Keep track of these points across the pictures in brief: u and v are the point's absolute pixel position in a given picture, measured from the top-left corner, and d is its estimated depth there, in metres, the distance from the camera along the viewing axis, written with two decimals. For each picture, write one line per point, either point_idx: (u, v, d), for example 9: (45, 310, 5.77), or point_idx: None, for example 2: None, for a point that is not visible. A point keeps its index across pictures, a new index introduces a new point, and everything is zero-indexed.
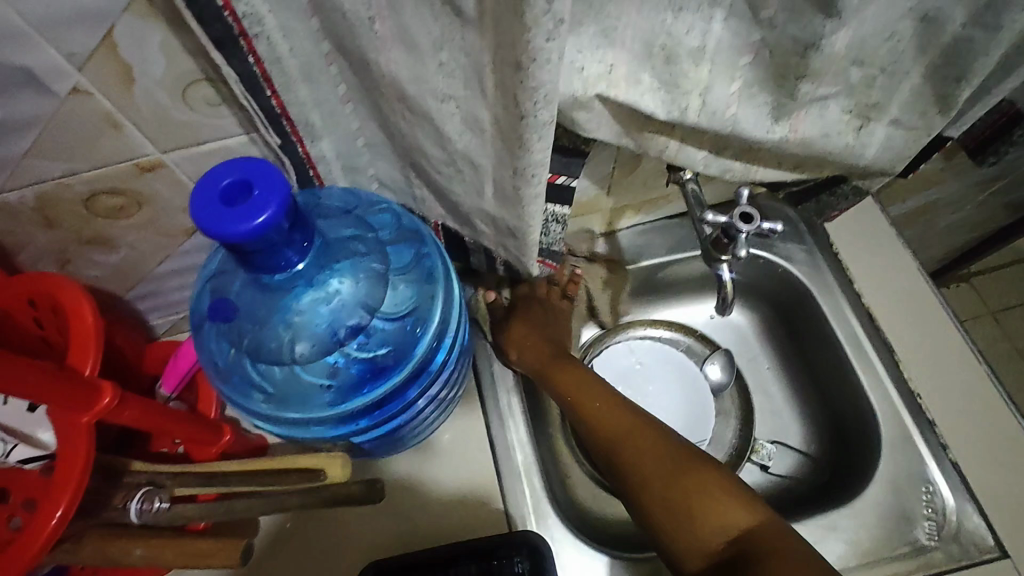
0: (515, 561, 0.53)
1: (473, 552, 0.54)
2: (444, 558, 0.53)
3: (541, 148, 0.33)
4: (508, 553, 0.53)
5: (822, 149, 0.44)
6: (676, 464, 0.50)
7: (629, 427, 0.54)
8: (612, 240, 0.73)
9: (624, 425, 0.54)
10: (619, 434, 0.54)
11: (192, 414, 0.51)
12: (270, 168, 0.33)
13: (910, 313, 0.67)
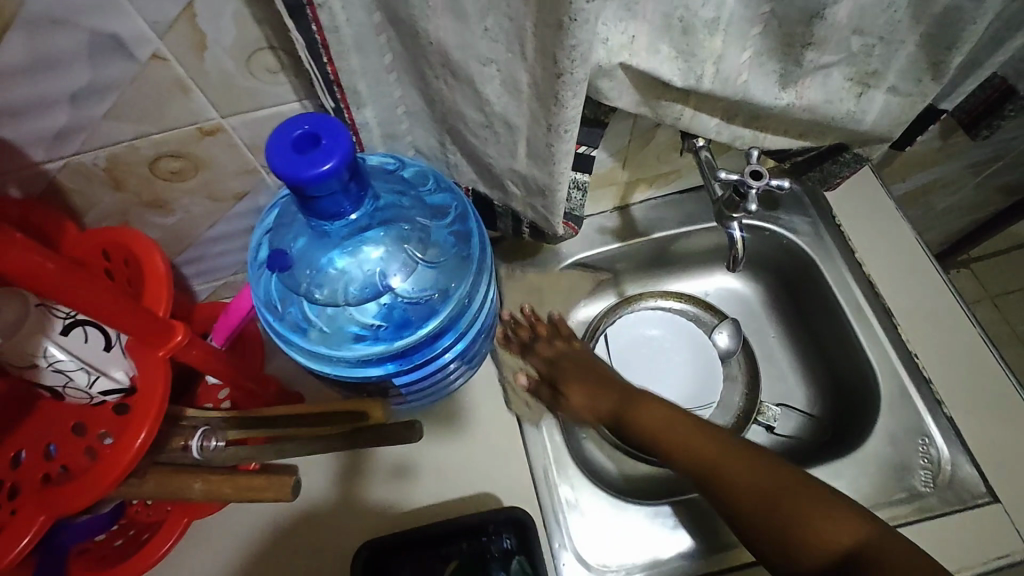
0: (503, 537, 0.56)
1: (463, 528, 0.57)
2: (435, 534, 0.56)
3: (574, 105, 0.38)
4: (497, 530, 0.57)
5: (826, 115, 0.48)
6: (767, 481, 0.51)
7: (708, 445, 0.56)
8: (626, 214, 0.77)
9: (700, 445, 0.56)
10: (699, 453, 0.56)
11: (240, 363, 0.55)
12: (336, 123, 0.37)
13: (909, 280, 0.70)
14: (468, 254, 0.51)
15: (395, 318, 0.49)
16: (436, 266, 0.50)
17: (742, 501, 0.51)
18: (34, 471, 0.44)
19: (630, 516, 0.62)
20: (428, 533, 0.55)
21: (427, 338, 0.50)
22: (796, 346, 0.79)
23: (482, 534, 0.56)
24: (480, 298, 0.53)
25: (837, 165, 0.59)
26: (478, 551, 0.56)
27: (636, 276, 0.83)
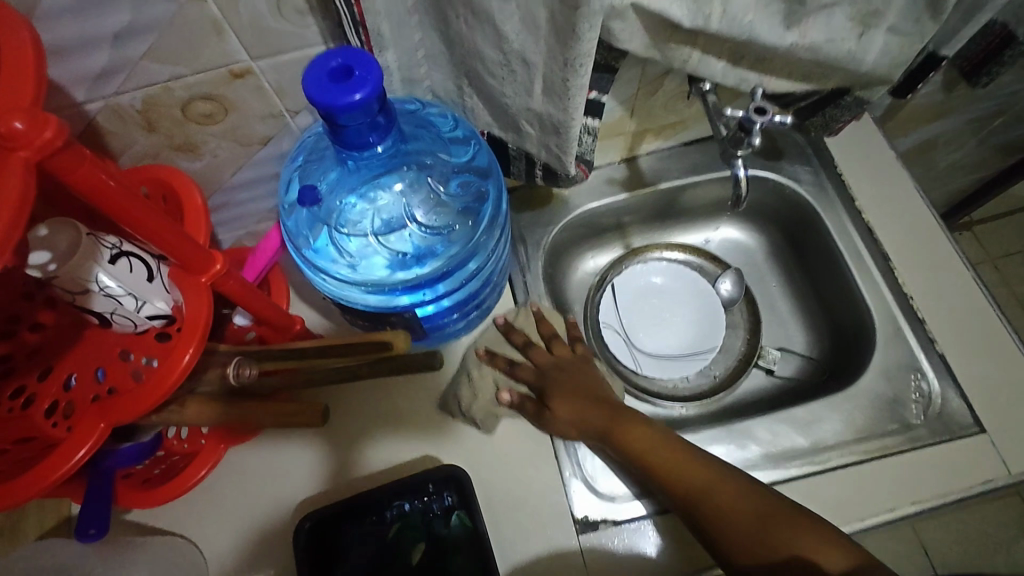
0: (444, 495, 0.59)
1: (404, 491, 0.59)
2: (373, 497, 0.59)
3: (590, 38, 0.40)
4: (439, 490, 0.59)
5: (828, 55, 0.50)
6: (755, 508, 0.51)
7: (691, 464, 0.55)
8: (633, 165, 0.79)
9: (685, 463, 0.55)
10: (679, 474, 0.55)
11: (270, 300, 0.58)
12: (367, 56, 0.39)
13: (907, 227, 0.73)
14: (485, 193, 0.56)
15: (416, 251, 0.54)
16: (455, 204, 0.55)
17: (723, 521, 0.51)
18: (86, 392, 0.46)
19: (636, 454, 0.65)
20: (370, 499, 0.57)
21: (446, 270, 0.54)
22: (797, 294, 0.82)
23: (423, 494, 0.59)
24: (495, 235, 0.57)
25: (839, 109, 0.61)
26: (421, 510, 0.59)
27: (642, 228, 0.86)
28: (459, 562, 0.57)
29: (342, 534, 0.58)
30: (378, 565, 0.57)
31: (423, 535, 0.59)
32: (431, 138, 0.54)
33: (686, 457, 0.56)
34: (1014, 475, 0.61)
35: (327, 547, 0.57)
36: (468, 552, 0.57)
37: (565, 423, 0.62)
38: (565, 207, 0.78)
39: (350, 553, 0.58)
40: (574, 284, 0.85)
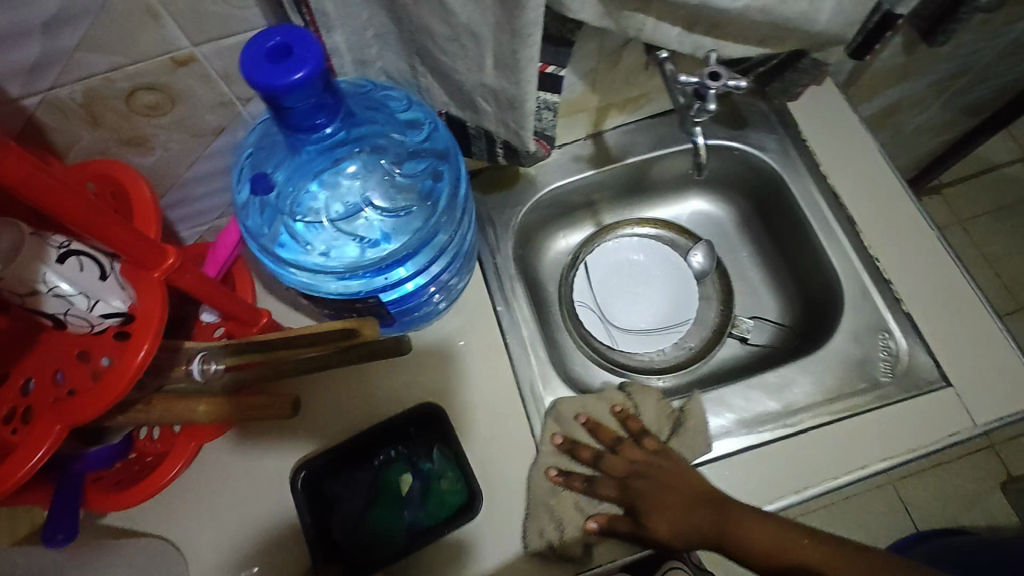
0: (427, 434, 0.63)
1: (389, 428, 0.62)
2: (363, 440, 0.62)
3: (534, 5, 0.39)
4: (422, 427, 0.63)
5: (780, 17, 0.50)
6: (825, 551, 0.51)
7: (748, 529, 0.54)
8: (600, 142, 0.79)
9: (743, 532, 0.54)
10: (751, 540, 0.54)
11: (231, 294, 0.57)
12: (308, 36, 0.38)
13: (870, 189, 0.73)
14: (440, 171, 0.55)
15: (379, 234, 0.53)
16: (411, 184, 0.55)
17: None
18: (45, 394, 0.44)
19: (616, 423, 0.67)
20: (358, 442, 0.61)
21: (411, 248, 0.53)
22: (767, 263, 0.82)
23: (407, 434, 0.63)
24: (457, 213, 0.57)
25: (797, 73, 0.61)
26: (409, 450, 0.63)
27: (612, 205, 0.86)
28: (445, 484, 0.61)
29: (338, 482, 0.61)
30: (371, 500, 0.61)
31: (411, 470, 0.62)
32: (382, 121, 0.53)
33: (746, 533, 0.54)
34: (978, 425, 0.62)
35: (326, 499, 0.60)
36: (454, 475, 0.61)
37: (673, 530, 0.57)
38: (532, 188, 0.78)
39: (346, 499, 0.61)
40: (547, 265, 0.84)
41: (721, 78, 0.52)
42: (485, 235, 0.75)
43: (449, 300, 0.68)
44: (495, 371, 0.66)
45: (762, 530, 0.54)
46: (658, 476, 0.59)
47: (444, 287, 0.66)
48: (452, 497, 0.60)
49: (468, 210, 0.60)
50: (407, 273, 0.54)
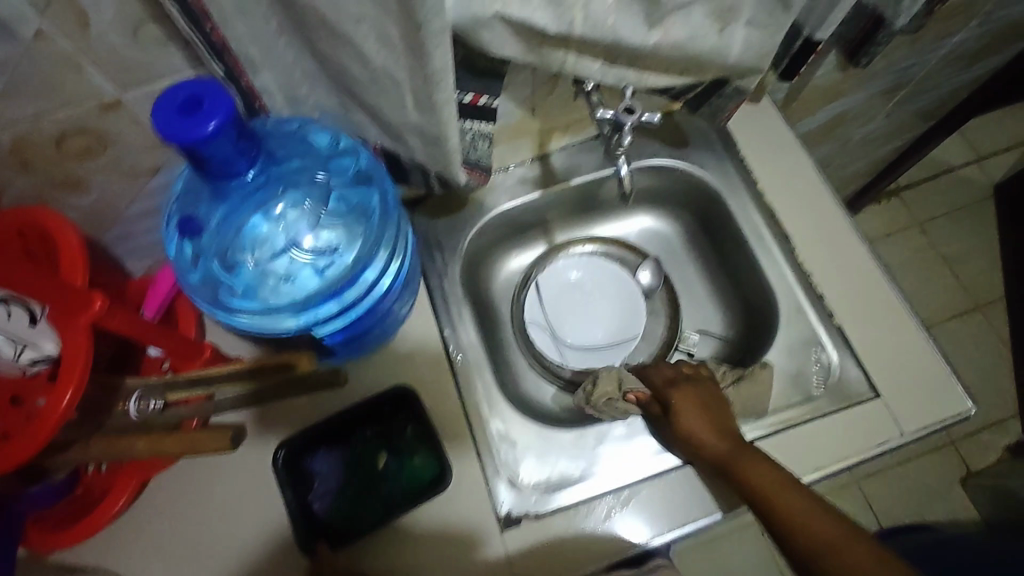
0: (399, 413, 0.65)
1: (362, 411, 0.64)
2: (338, 422, 0.64)
3: (440, 56, 0.40)
4: (393, 408, 0.65)
5: (693, 52, 0.52)
6: (838, 532, 0.48)
7: (771, 487, 0.54)
8: (545, 163, 0.80)
9: (766, 486, 0.54)
10: (770, 494, 0.53)
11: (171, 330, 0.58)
12: (217, 87, 0.40)
13: (804, 206, 0.76)
14: (372, 192, 0.58)
15: (325, 261, 0.56)
16: (344, 210, 0.57)
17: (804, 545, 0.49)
18: None
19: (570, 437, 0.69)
20: (332, 425, 0.63)
21: (362, 264, 0.56)
22: (712, 278, 0.85)
23: (380, 414, 0.65)
24: (402, 220, 0.59)
25: (722, 99, 0.63)
26: (382, 430, 0.64)
27: (562, 223, 0.88)
28: (419, 458, 0.63)
29: (316, 461, 0.63)
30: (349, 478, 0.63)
31: (386, 446, 0.64)
32: (298, 155, 0.55)
33: (769, 487, 0.54)
34: (905, 435, 0.65)
35: (304, 476, 0.62)
36: (424, 452, 0.63)
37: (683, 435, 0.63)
38: (480, 211, 0.79)
39: (325, 475, 0.63)
40: (499, 285, 0.87)
41: (635, 113, 0.55)
42: (433, 259, 0.76)
43: (396, 324, 0.69)
44: (443, 395, 0.67)
45: (787, 491, 0.53)
46: (706, 395, 0.65)
47: (395, 312, 0.67)
48: (420, 472, 0.63)
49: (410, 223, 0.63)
50: (354, 299, 0.56)
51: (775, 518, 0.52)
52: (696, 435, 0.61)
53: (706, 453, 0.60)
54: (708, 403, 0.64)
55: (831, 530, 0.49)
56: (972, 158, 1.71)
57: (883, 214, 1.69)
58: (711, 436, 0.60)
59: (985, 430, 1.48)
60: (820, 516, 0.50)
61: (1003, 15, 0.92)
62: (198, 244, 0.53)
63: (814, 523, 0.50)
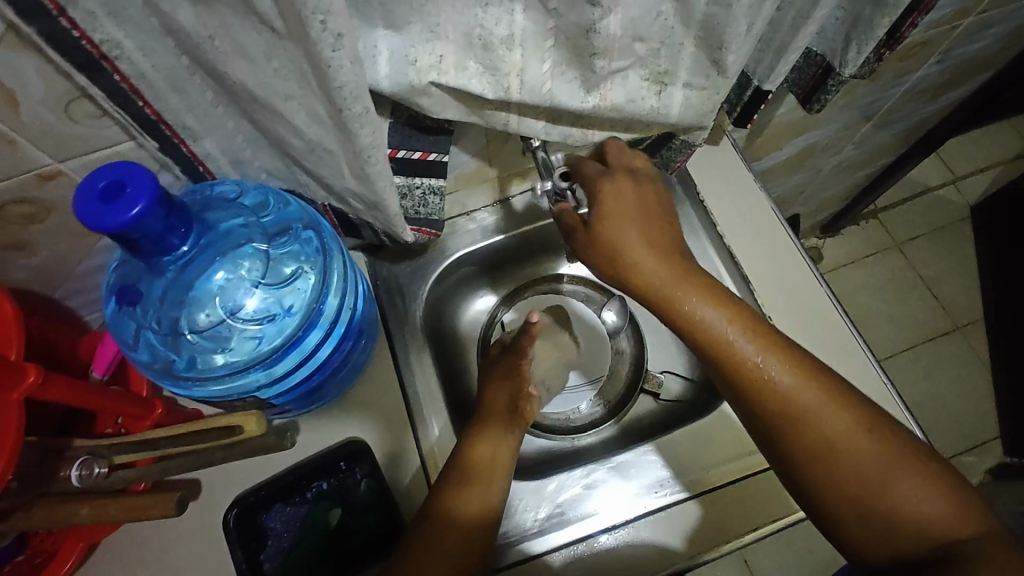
0: (356, 469, 0.63)
1: (318, 468, 0.63)
2: (292, 481, 0.62)
3: (367, 135, 0.41)
4: (350, 465, 0.64)
5: (634, 113, 0.52)
6: (872, 454, 0.52)
7: (819, 406, 0.54)
8: (508, 206, 0.81)
9: (811, 404, 0.54)
10: (814, 416, 0.53)
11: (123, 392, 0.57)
12: (137, 167, 0.40)
13: (764, 247, 0.76)
14: (308, 240, 0.59)
15: (273, 317, 0.56)
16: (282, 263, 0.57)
17: (841, 464, 0.52)
18: None
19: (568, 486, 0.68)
20: (285, 482, 0.62)
21: (313, 310, 0.57)
22: None
23: (336, 471, 0.63)
24: (342, 258, 0.60)
25: (673, 150, 0.64)
26: (337, 488, 0.63)
27: (529, 263, 0.88)
28: (372, 519, 0.62)
29: (269, 518, 0.62)
30: (301, 538, 0.61)
31: (340, 505, 0.62)
32: (228, 215, 0.55)
33: (805, 392, 0.54)
34: None
35: (256, 534, 0.61)
36: (377, 510, 0.63)
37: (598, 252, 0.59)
38: (442, 256, 0.79)
39: (278, 534, 0.61)
40: (465, 327, 0.86)
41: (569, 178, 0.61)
42: (394, 305, 0.76)
43: (352, 371, 0.69)
44: (402, 444, 0.67)
45: (829, 409, 0.53)
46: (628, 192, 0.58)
47: (351, 361, 0.68)
48: (375, 528, 0.62)
49: (352, 263, 0.63)
50: (292, 365, 0.57)
51: (817, 451, 0.53)
52: (692, 313, 0.56)
53: (717, 354, 0.56)
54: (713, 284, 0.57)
55: (873, 454, 0.52)
56: (949, 178, 1.71)
57: (863, 235, 1.68)
58: (734, 332, 0.55)
59: (968, 452, 1.48)
60: (849, 429, 0.53)
61: (961, 51, 0.93)
62: (141, 321, 0.53)
63: (850, 443, 0.52)
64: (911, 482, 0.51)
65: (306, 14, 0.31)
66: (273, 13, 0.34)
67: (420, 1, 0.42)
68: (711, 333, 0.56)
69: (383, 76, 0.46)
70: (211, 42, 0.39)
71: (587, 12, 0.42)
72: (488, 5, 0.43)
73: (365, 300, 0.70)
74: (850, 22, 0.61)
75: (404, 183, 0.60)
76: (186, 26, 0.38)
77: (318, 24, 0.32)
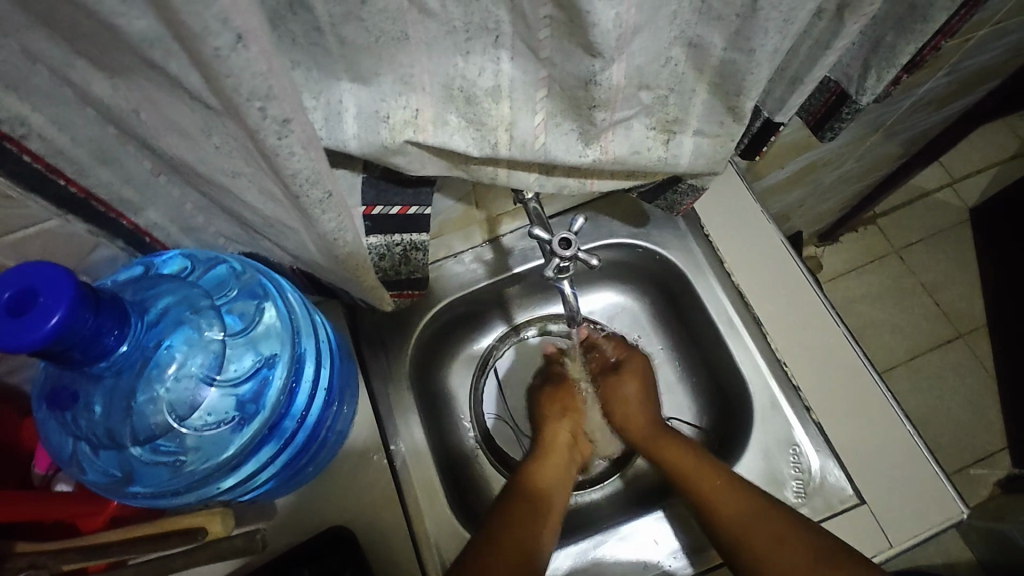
0: (342, 553, 0.55)
1: (297, 559, 0.54)
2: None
3: (329, 218, 0.35)
4: (332, 550, 0.55)
5: (639, 164, 0.46)
6: (752, 512, 0.58)
7: (696, 467, 0.63)
8: (497, 246, 0.74)
9: (689, 468, 0.63)
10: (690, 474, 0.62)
11: (76, 490, 0.48)
12: (49, 269, 0.34)
13: (776, 285, 0.71)
14: (272, 300, 0.51)
15: (241, 404, 0.48)
16: (248, 339, 0.49)
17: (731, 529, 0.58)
18: None
19: (606, 548, 0.62)
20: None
21: (290, 387, 0.50)
22: (685, 358, 0.78)
23: (317, 559, 0.54)
24: (306, 316, 0.53)
25: (678, 194, 0.60)
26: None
27: (522, 301, 0.81)
28: None
29: None
30: None
31: None
32: (176, 287, 0.46)
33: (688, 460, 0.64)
34: (896, 547, 0.60)
35: None
36: None
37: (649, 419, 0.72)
38: (428, 303, 0.72)
39: None
40: (456, 373, 0.79)
41: (572, 244, 0.52)
42: (376, 362, 0.69)
43: (343, 432, 0.61)
44: (388, 516, 0.60)
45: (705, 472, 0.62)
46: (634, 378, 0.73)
47: (337, 431, 0.59)
48: None
49: (321, 319, 0.57)
50: (273, 448, 0.51)
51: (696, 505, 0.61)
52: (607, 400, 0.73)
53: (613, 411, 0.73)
54: (648, 386, 0.73)
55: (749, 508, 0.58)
56: (946, 181, 1.67)
57: (863, 241, 1.63)
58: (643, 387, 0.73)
59: (975, 464, 1.44)
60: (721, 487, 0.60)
61: (971, 62, 0.88)
62: (78, 432, 0.45)
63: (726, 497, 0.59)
64: (779, 525, 0.57)
65: (241, 100, 0.25)
66: (203, 89, 0.28)
67: (390, 52, 0.35)
68: (619, 409, 0.72)
69: (351, 136, 0.39)
70: (137, 116, 0.32)
71: (587, 65, 0.36)
72: (471, 54, 0.37)
73: (347, 361, 0.63)
74: (867, 48, 0.55)
75: (381, 243, 0.53)
76: (103, 98, 0.31)
77: (256, 111, 0.26)
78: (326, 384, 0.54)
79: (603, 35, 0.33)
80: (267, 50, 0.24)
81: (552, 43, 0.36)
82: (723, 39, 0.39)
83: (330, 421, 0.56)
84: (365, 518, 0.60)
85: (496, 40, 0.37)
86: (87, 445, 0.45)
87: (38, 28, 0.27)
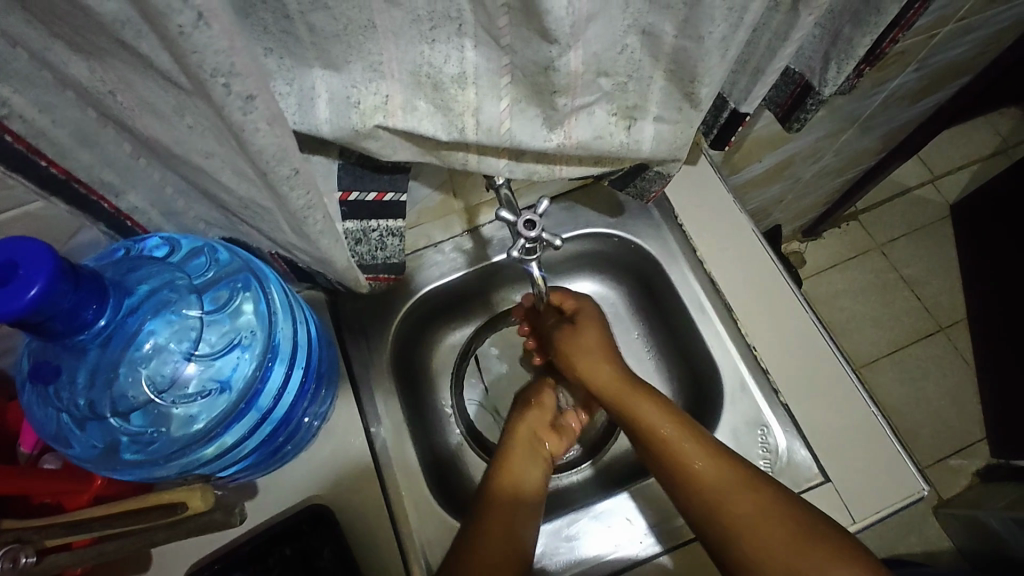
0: (322, 529, 0.57)
1: (276, 536, 0.55)
2: (247, 555, 0.54)
3: (298, 195, 0.37)
4: (311, 528, 0.57)
5: (602, 149, 0.49)
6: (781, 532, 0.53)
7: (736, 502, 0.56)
8: (477, 236, 0.76)
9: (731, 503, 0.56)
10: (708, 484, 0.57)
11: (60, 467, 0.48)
12: (30, 244, 0.35)
13: (746, 271, 0.73)
14: (253, 287, 0.53)
15: (217, 379, 0.50)
16: (225, 319, 0.51)
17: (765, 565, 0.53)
18: None
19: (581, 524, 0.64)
20: (241, 556, 0.54)
21: (265, 365, 0.52)
22: (659, 345, 0.80)
23: (296, 537, 0.56)
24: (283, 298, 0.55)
25: (647, 180, 0.62)
26: (301, 553, 0.55)
27: (504, 291, 0.83)
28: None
29: None
30: None
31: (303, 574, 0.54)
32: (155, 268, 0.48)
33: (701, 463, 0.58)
34: (857, 522, 0.62)
35: None
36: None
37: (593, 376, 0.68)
38: (409, 291, 0.74)
39: None
40: (439, 361, 0.81)
41: (537, 226, 0.54)
42: (357, 347, 0.71)
43: (320, 412, 0.63)
44: (367, 494, 0.62)
45: (741, 493, 0.56)
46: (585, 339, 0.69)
47: (314, 412, 0.61)
48: None
49: (299, 302, 0.59)
50: (247, 423, 0.52)
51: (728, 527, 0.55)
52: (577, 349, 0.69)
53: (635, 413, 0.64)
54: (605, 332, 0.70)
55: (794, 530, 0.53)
56: (927, 177, 1.70)
57: (845, 238, 1.66)
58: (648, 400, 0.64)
59: (955, 455, 1.47)
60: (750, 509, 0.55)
61: (939, 58, 0.90)
62: (60, 405, 0.46)
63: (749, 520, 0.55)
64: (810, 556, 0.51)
65: (206, 76, 0.27)
66: (174, 69, 0.29)
67: (358, 40, 0.37)
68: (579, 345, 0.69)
69: (323, 120, 0.41)
70: (114, 98, 0.34)
71: (545, 50, 0.38)
72: (436, 42, 0.39)
73: (327, 345, 0.65)
74: (827, 40, 0.58)
75: (358, 228, 0.55)
76: (81, 80, 0.33)
77: (220, 86, 0.28)
78: (303, 364, 0.56)
79: (557, 21, 0.35)
80: (229, 28, 0.26)
81: (511, 30, 0.38)
82: (674, 27, 0.41)
83: (306, 402, 0.58)
84: (343, 498, 0.61)
85: (460, 29, 0.38)
86: (65, 416, 0.47)
87: (17, 11, 0.29)
